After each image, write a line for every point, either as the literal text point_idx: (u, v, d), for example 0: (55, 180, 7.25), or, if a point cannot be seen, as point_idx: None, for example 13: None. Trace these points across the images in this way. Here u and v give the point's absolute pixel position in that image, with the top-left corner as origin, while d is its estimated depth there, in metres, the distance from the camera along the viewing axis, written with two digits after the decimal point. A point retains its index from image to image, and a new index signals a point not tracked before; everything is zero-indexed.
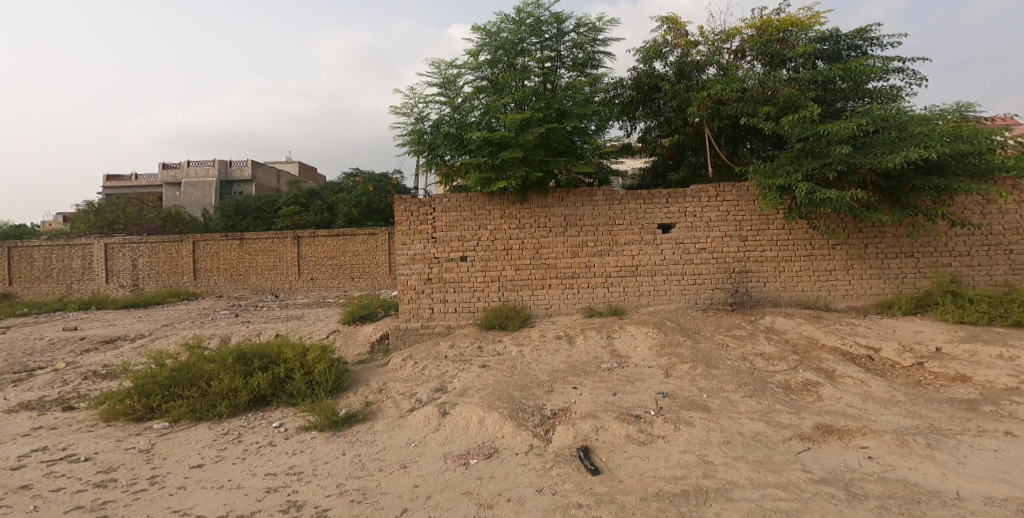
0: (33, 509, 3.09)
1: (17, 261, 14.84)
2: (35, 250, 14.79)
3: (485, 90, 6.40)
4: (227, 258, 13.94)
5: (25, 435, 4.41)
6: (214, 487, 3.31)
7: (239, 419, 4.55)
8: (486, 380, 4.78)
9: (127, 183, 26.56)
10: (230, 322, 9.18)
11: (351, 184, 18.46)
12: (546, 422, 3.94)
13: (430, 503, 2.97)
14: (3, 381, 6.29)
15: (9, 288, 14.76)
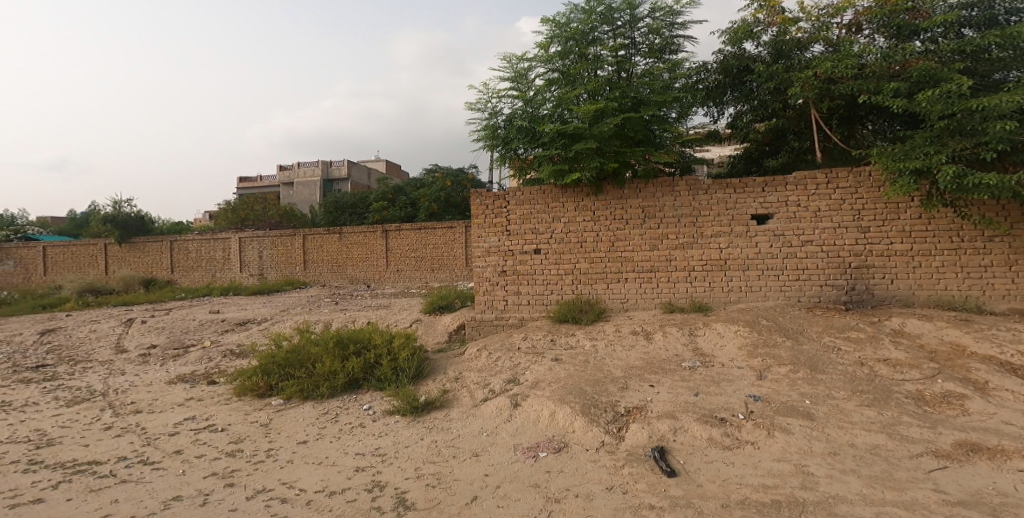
0: (180, 472, 3.61)
1: (177, 253, 17.25)
2: (188, 244, 17.12)
3: (556, 82, 6.33)
4: (329, 250, 15.15)
5: (180, 405, 5.16)
6: (314, 463, 3.64)
7: (337, 399, 4.95)
8: (557, 374, 4.76)
9: (251, 184, 29.87)
10: (332, 309, 10.00)
11: (431, 180, 19.30)
12: (618, 419, 3.85)
13: (498, 493, 3.04)
14: (166, 355, 7.41)
15: (171, 276, 17.23)
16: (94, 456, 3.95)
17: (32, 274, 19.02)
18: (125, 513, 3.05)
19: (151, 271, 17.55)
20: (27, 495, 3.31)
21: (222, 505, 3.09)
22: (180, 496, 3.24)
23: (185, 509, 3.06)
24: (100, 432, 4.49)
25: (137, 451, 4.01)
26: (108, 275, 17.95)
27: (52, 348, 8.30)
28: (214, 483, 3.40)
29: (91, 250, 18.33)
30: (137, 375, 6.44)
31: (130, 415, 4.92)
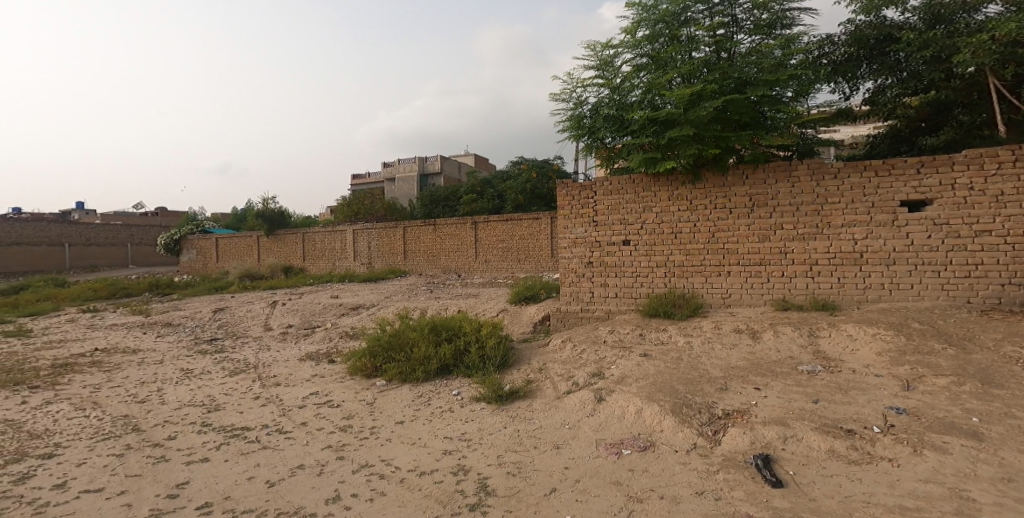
0: (305, 442, 4.02)
1: (308, 243, 19.12)
2: (315, 235, 18.93)
3: (645, 68, 6.05)
4: (424, 242, 15.93)
5: (308, 380, 5.75)
6: (409, 443, 3.86)
7: (430, 383, 5.18)
8: (645, 371, 4.58)
9: (359, 181, 32.34)
10: (428, 297, 10.54)
11: (516, 172, 19.50)
12: (714, 422, 3.63)
13: (578, 487, 3.01)
14: (296, 335, 8.31)
15: (304, 265, 19.16)
16: (245, 422, 4.55)
17: (205, 263, 22.27)
18: (265, 476, 3.47)
19: (289, 260, 19.60)
20: (198, 454, 3.89)
21: (335, 476, 3.40)
22: (304, 465, 3.61)
23: (306, 478, 3.41)
24: (251, 401, 5.15)
25: (275, 420, 4.54)
26: (258, 262, 20.34)
27: (221, 324, 9.72)
28: (328, 455, 3.74)
29: (248, 242, 20.90)
30: (277, 351, 7.31)
31: (270, 387, 5.59)
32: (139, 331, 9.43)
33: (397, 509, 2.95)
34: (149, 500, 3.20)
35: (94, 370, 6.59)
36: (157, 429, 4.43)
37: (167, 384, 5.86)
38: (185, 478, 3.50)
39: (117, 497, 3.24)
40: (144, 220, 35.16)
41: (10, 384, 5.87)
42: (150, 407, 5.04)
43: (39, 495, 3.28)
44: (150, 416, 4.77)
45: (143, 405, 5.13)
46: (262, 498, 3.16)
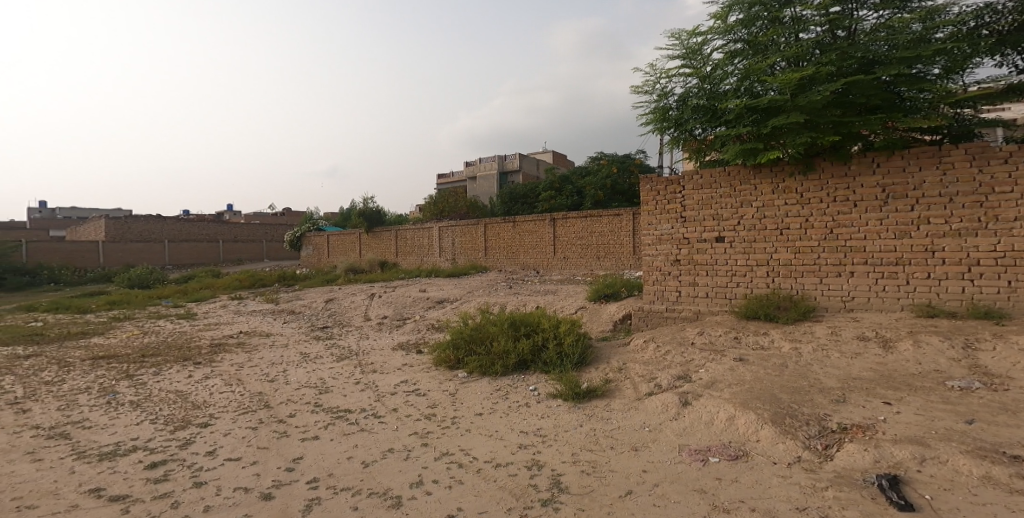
0: (396, 427, 4.26)
1: (400, 240, 20.15)
2: (406, 232, 19.89)
3: (740, 54, 5.73)
4: (504, 238, 16.17)
5: (400, 368, 6.08)
6: (486, 435, 3.95)
7: (508, 377, 5.26)
8: (740, 376, 4.33)
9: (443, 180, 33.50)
10: (507, 293, 10.69)
11: (596, 167, 19.20)
12: (825, 435, 3.33)
13: (656, 491, 2.92)
14: (388, 326, 8.81)
15: (398, 260, 20.21)
16: (348, 405, 4.91)
17: (316, 258, 24.28)
18: (361, 457, 3.72)
19: (384, 255, 20.75)
20: (310, 432, 4.26)
21: (420, 462, 3.57)
22: (394, 448, 3.83)
23: (395, 461, 3.61)
24: (353, 385, 5.54)
25: (371, 405, 4.85)
26: (358, 257, 21.73)
27: (330, 313, 10.60)
28: (415, 441, 3.93)
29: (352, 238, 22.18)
30: (372, 340, 7.80)
31: (368, 374, 5.98)
32: (270, 318, 10.60)
33: (473, 498, 3.03)
34: (271, 471, 3.55)
35: (238, 350, 7.54)
36: (282, 407, 4.92)
37: (290, 366, 6.50)
38: (299, 453, 3.85)
39: (249, 466, 3.64)
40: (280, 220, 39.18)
41: (179, 360, 6.91)
42: (277, 386, 5.62)
43: (195, 460, 3.77)
44: (277, 394, 5.32)
45: (271, 383, 5.73)
46: (357, 478, 3.39)
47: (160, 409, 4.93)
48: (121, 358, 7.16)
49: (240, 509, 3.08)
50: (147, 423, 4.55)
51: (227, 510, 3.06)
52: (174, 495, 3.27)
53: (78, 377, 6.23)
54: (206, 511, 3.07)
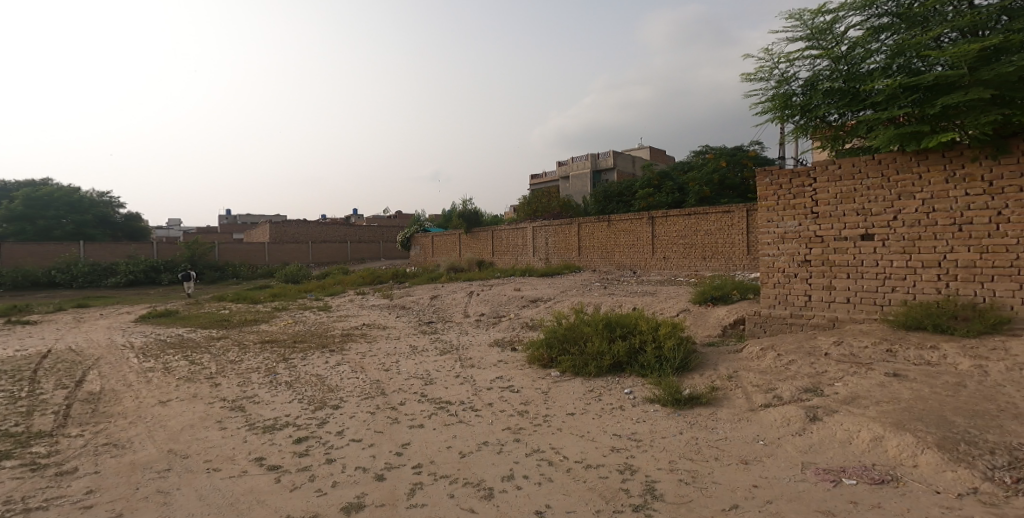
0: (490, 421, 4.38)
1: (496, 240, 20.63)
2: (501, 232, 20.32)
3: (888, 28, 5.21)
4: (599, 238, 15.93)
5: (497, 364, 6.24)
6: (578, 435, 3.92)
7: (602, 379, 5.17)
8: (895, 394, 3.86)
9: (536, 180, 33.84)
10: (602, 293, 10.53)
11: (701, 162, 18.30)
12: (1017, 467, 2.84)
13: (768, 509, 2.72)
14: (485, 322, 9.08)
15: (494, 260, 20.68)
16: (449, 397, 5.14)
17: (423, 257, 25.63)
18: (460, 447, 3.87)
19: (482, 254, 21.37)
20: (417, 420, 4.52)
21: (511, 456, 3.64)
22: (488, 441, 3.94)
23: (488, 454, 3.71)
24: (454, 378, 5.79)
25: (469, 398, 5.03)
26: (458, 257, 22.57)
27: (435, 309, 11.15)
28: (507, 436, 4.01)
29: (452, 238, 23.07)
30: (470, 336, 8.09)
31: (467, 368, 6.21)
32: (385, 312, 11.44)
33: (562, 497, 3.02)
34: (384, 454, 3.82)
35: (361, 340, 8.24)
36: (395, 395, 5.28)
37: (401, 357, 6.95)
38: (407, 439, 4.10)
39: (367, 448, 3.95)
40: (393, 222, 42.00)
41: (317, 347, 7.73)
42: (391, 375, 6.05)
43: (329, 438, 4.19)
44: (390, 383, 5.72)
45: (386, 372, 6.18)
46: (455, 467, 3.54)
47: (305, 390, 5.54)
48: (279, 342, 8.19)
49: (358, 487, 3.35)
50: (295, 402, 5.13)
51: (348, 487, 3.35)
52: (312, 468, 3.65)
53: (255, 356, 7.27)
54: (334, 486, 3.38)
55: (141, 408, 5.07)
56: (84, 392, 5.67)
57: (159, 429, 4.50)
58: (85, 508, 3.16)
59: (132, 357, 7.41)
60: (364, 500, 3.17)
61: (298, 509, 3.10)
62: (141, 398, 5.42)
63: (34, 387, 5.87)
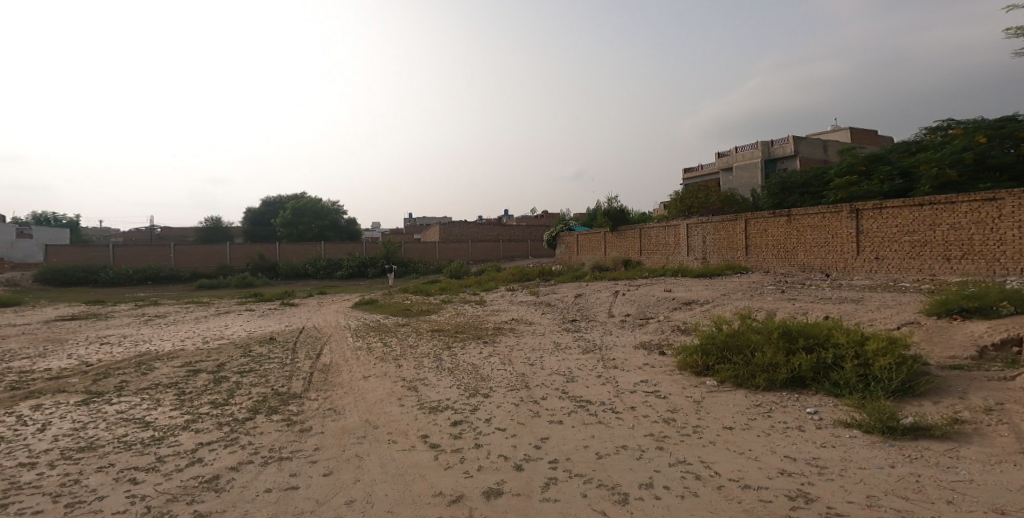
0: (630, 425, 4.24)
1: (644, 238, 19.97)
2: (649, 230, 19.66)
3: None
4: (776, 235, 14.40)
5: (641, 368, 6.01)
6: (736, 452, 3.57)
7: (773, 394, 4.68)
8: None
9: (696, 174, 31.84)
10: (778, 298, 9.49)
11: (941, 140, 15.31)
12: None
13: None
14: (632, 323, 8.82)
15: (641, 259, 20.04)
16: (590, 396, 5.09)
17: (567, 255, 25.79)
18: (596, 447, 3.82)
19: (629, 253, 20.83)
20: (557, 416, 4.57)
21: (651, 464, 3.47)
22: (626, 446, 3.81)
23: (626, 459, 3.58)
24: (595, 378, 5.73)
25: (609, 400, 4.92)
26: (603, 255, 22.27)
27: (580, 307, 11.18)
28: (648, 443, 3.84)
29: (597, 237, 22.87)
30: (616, 336, 7.94)
31: (609, 369, 6.07)
32: (533, 308, 11.79)
33: (705, 514, 2.79)
34: (524, 446, 3.93)
35: (510, 334, 8.61)
36: (538, 389, 5.39)
37: (545, 353, 7.09)
38: (545, 434, 4.15)
39: (509, 438, 4.09)
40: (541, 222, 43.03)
41: (476, 338, 8.26)
42: (535, 369, 6.20)
43: (478, 424, 4.44)
44: (534, 377, 5.86)
45: (531, 366, 6.35)
46: (590, 467, 3.49)
47: (463, 377, 5.95)
48: (446, 331, 8.97)
49: (499, 474, 3.48)
50: (454, 387, 5.53)
51: (490, 473, 3.50)
52: (464, 451, 3.89)
53: (426, 342, 8.08)
54: (478, 470, 3.55)
55: (350, 381, 5.93)
56: (320, 363, 6.87)
57: (361, 399, 5.22)
58: (311, 462, 3.74)
59: (351, 336, 8.83)
60: (503, 487, 3.28)
61: (448, 487, 3.31)
62: (353, 372, 6.37)
63: (295, 356, 7.34)
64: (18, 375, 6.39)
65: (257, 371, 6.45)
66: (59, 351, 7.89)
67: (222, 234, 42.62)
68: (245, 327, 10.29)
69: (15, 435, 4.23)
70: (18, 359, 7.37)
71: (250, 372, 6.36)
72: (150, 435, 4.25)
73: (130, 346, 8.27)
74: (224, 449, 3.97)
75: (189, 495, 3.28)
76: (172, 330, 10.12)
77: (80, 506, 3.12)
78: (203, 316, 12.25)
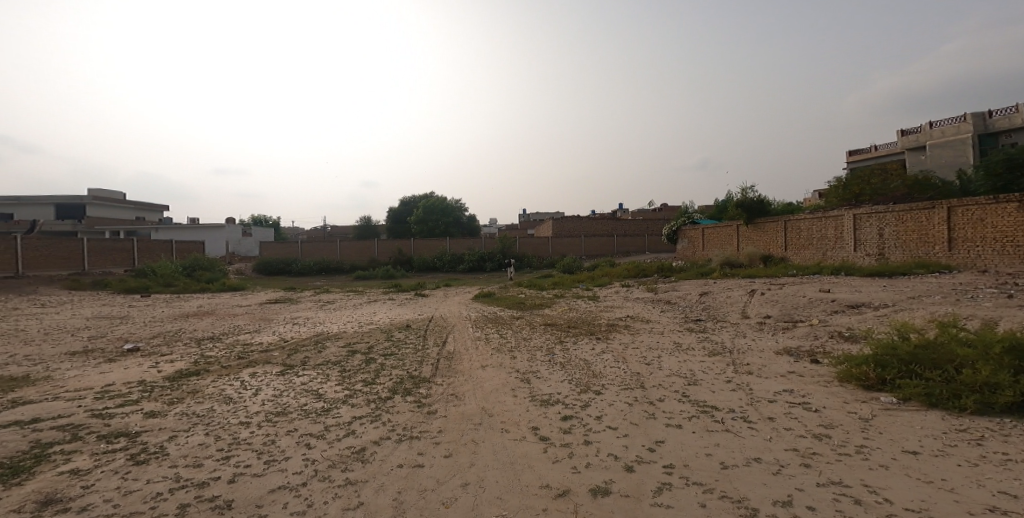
0: (767, 438, 3.90)
1: (790, 231, 16.90)
2: (801, 223, 16.37)
3: None
4: (998, 223, 10.69)
5: (783, 376, 5.42)
6: (920, 480, 3.12)
7: (985, 420, 3.92)
8: None
9: (870, 155, 27.87)
10: (999, 302, 7.63)
11: None
12: None
13: None
14: (777, 327, 8.00)
15: (785, 254, 17.11)
16: (716, 402, 4.73)
17: (691, 251, 24.20)
18: (721, 457, 3.61)
19: (770, 248, 18.00)
20: (675, 420, 4.34)
21: (791, 481, 3.21)
22: (760, 459, 3.55)
23: (760, 472, 3.36)
24: (723, 383, 5.29)
25: (742, 408, 4.54)
26: (737, 250, 19.86)
27: (705, 307, 10.45)
28: (792, 458, 3.53)
29: (728, 229, 20.69)
30: (755, 340, 7.26)
31: (742, 374, 5.58)
32: (651, 306, 11.28)
33: None
34: (636, 447, 3.82)
35: (625, 331, 8.32)
36: (654, 390, 5.14)
37: (663, 353, 6.73)
38: (661, 437, 3.99)
39: (621, 437, 4.00)
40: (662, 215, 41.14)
41: (584, 334, 8.15)
42: (652, 369, 5.91)
43: (588, 420, 4.38)
44: (651, 377, 5.59)
45: (648, 366, 6.07)
46: (712, 477, 3.33)
47: (574, 372, 5.88)
48: (556, 326, 8.94)
49: (607, 473, 3.46)
50: (566, 382, 5.48)
51: (598, 471, 3.48)
52: (572, 447, 3.87)
53: (539, 336, 8.15)
54: (586, 467, 3.55)
55: (470, 369, 6.17)
56: (445, 351, 7.26)
57: (479, 387, 5.42)
58: (435, 444, 3.97)
59: (470, 327, 9.18)
60: (611, 486, 3.27)
61: (555, 481, 3.37)
62: (472, 361, 6.61)
63: (425, 342, 7.86)
64: (244, 345, 7.73)
65: (397, 355, 7.01)
66: (264, 328, 9.40)
67: (369, 230, 47.33)
68: (390, 314, 11.26)
69: (238, 397, 5.07)
70: (244, 332, 8.97)
71: (392, 355, 6.94)
72: (319, 406, 4.81)
73: (312, 326, 9.62)
74: (370, 424, 4.36)
75: (342, 463, 3.64)
76: (334, 314, 11.48)
77: (272, 463, 3.62)
78: (355, 303, 13.70)
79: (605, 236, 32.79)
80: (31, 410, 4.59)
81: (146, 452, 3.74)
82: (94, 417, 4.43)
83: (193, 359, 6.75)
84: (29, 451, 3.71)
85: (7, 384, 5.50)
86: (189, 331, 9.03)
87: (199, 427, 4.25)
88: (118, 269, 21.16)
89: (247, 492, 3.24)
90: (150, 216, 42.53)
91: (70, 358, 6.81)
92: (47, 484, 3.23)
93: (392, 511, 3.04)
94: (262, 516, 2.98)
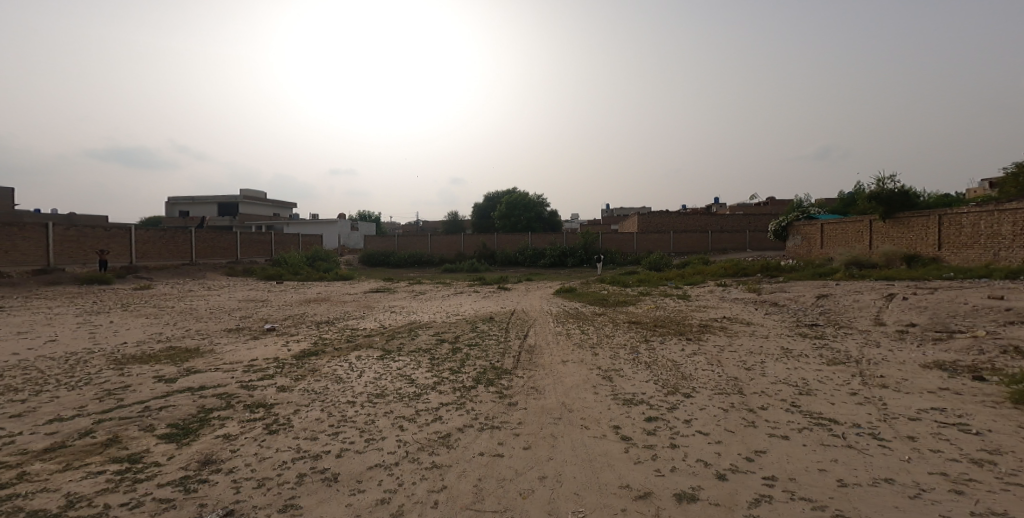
0: (905, 459, 3.44)
1: (946, 227, 14.60)
2: (963, 217, 14.06)
3: None
4: None
5: (932, 393, 4.73)
6: None
7: None
8: None
9: None
10: None
11: None
12: None
13: None
14: (926, 337, 6.99)
15: (937, 254, 14.78)
16: (836, 415, 4.26)
17: (806, 249, 22.02)
18: (838, 474, 3.27)
19: (916, 248, 15.68)
20: (781, 430, 3.97)
21: (935, 507, 2.86)
22: (893, 480, 3.17)
23: (891, 494, 3.01)
24: (846, 395, 4.74)
25: (869, 423, 4.05)
26: (870, 250, 17.57)
27: (822, 311, 9.44)
28: (938, 483, 3.11)
29: (857, 226, 18.44)
30: (892, 351, 6.40)
31: (872, 387, 4.97)
32: (752, 307, 10.47)
33: None
34: (731, 455, 3.57)
35: (720, 333, 7.79)
36: (755, 397, 4.75)
37: (767, 358, 6.20)
38: (762, 447, 3.69)
39: (712, 443, 3.76)
40: (769, 209, 38.07)
41: (675, 333, 7.78)
42: (752, 375, 5.46)
43: (676, 423, 4.16)
44: (750, 383, 5.17)
45: (747, 372, 5.61)
46: (825, 494, 3.05)
47: (660, 372, 5.61)
48: (643, 324, 8.63)
49: (695, 479, 3.28)
50: (651, 382, 5.25)
51: (685, 476, 3.31)
52: (656, 448, 3.71)
53: (622, 333, 7.93)
54: (671, 470, 3.39)
55: (550, 363, 6.15)
56: (526, 344, 7.32)
57: (559, 381, 5.38)
58: (514, 435, 4.01)
59: (552, 322, 9.16)
60: (699, 493, 3.10)
61: (636, 481, 3.26)
62: (553, 355, 6.60)
63: (507, 334, 7.99)
64: (349, 329, 8.44)
65: (479, 345, 7.21)
66: (368, 315, 10.11)
67: (462, 224, 48.95)
68: (473, 306, 11.58)
69: (347, 377, 5.51)
70: (352, 318, 9.73)
71: (475, 346, 7.16)
72: (410, 391, 5.07)
73: (405, 315, 10.14)
74: (455, 411, 4.51)
75: (428, 446, 3.81)
76: (427, 304, 12.04)
77: (371, 442, 3.89)
78: (446, 294, 14.27)
79: (699, 232, 30.88)
80: (199, 378, 5.35)
81: (277, 423, 4.19)
82: (242, 388, 5.06)
83: (312, 340, 7.50)
84: (197, 414, 4.33)
85: (184, 354, 6.47)
86: (311, 315, 10.00)
87: (316, 404, 4.67)
88: (261, 258, 24.09)
89: (351, 467, 3.50)
90: (284, 212, 47.73)
91: (226, 334, 7.90)
92: (206, 445, 3.75)
93: (473, 497, 3.13)
94: (359, 490, 3.21)
